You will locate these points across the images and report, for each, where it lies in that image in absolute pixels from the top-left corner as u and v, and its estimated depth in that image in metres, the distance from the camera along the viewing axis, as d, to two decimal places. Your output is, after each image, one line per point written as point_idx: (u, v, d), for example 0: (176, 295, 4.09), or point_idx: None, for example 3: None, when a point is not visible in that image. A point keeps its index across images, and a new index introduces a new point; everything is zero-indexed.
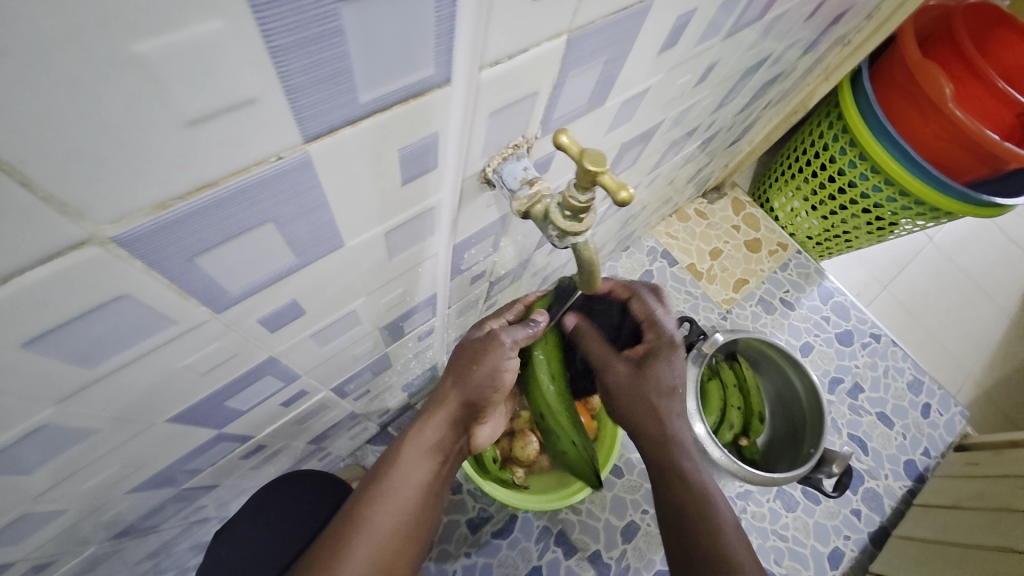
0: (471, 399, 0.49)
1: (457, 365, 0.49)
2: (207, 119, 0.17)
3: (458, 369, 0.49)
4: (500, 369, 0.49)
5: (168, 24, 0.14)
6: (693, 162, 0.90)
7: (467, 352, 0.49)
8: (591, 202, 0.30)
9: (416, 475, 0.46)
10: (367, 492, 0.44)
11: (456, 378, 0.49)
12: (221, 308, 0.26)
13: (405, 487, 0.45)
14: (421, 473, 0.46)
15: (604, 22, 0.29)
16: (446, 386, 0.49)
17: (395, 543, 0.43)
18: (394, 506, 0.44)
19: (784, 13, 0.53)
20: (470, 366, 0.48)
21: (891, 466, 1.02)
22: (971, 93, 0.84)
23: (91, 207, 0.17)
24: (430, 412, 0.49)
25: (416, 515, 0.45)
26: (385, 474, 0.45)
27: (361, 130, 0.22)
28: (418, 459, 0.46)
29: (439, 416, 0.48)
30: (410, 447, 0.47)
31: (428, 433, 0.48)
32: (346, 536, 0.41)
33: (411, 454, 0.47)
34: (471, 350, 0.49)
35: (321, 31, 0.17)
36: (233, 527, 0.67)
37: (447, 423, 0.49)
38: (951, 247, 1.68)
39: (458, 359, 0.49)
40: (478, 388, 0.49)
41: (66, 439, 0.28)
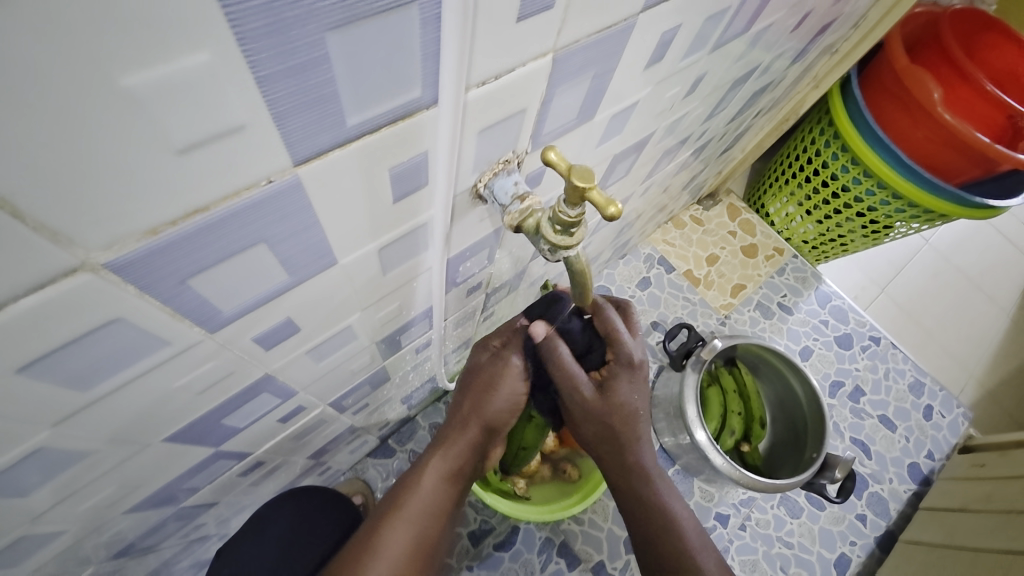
0: (489, 424, 0.50)
1: (470, 391, 0.49)
2: (197, 147, 0.17)
3: (478, 395, 0.49)
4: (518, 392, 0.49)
5: (156, 58, 0.14)
6: (687, 170, 0.91)
7: (481, 378, 0.49)
8: (581, 217, 0.31)
9: (434, 498, 0.46)
10: (385, 517, 0.44)
11: (472, 402, 0.49)
12: (215, 328, 0.27)
13: (422, 511, 0.45)
14: (441, 495, 0.47)
15: (589, 40, 0.29)
16: (464, 408, 0.49)
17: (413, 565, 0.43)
18: (413, 529, 0.44)
19: (770, 24, 0.54)
20: (488, 394, 0.49)
21: (895, 469, 1.02)
22: (961, 96, 0.85)
23: (82, 234, 0.17)
24: (448, 435, 0.49)
25: (434, 534, 0.45)
26: (405, 497, 0.45)
27: (350, 153, 0.22)
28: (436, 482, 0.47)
29: (457, 439, 0.48)
30: (430, 471, 0.47)
31: (447, 457, 0.48)
32: (365, 561, 0.41)
33: (432, 477, 0.47)
34: (485, 375, 0.49)
35: (308, 60, 0.17)
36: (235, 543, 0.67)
37: (466, 445, 0.49)
38: (947, 248, 1.69)
39: (476, 386, 0.49)
40: (498, 413, 0.49)
41: (62, 462, 0.28)
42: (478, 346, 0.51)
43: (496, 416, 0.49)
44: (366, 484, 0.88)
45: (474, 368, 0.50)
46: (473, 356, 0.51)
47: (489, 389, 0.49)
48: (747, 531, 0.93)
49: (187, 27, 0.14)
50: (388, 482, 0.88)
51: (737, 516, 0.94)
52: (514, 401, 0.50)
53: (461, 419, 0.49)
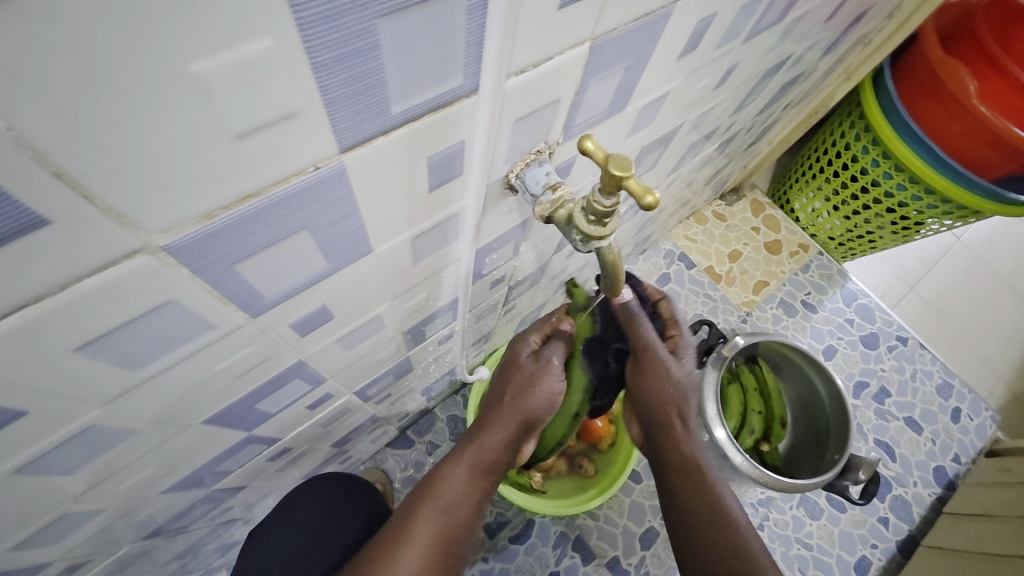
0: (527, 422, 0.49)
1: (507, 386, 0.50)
2: (253, 132, 0.17)
3: (516, 392, 0.49)
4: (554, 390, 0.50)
5: (221, 44, 0.14)
6: (711, 165, 0.90)
7: (523, 372, 0.50)
8: (615, 206, 0.30)
9: (467, 490, 0.46)
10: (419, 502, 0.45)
11: (509, 397, 0.49)
12: (257, 313, 0.27)
13: (455, 500, 0.45)
14: (473, 489, 0.47)
15: (625, 29, 0.29)
16: (503, 404, 0.49)
17: (438, 553, 0.43)
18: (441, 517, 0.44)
19: (804, 14, 0.53)
20: (526, 390, 0.49)
21: (919, 473, 1.00)
22: (994, 88, 0.82)
23: (144, 217, 0.17)
24: (485, 428, 0.49)
25: (462, 526, 0.45)
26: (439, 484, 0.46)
27: (393, 140, 0.22)
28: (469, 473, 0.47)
29: (490, 433, 0.48)
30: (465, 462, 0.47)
31: (483, 449, 0.48)
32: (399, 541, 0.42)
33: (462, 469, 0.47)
34: (525, 371, 0.50)
35: (360, 46, 0.17)
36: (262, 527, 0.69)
37: (503, 441, 0.48)
38: (980, 246, 1.64)
39: (513, 383, 0.50)
40: (536, 412, 0.49)
41: (108, 441, 0.29)
42: (519, 341, 0.53)
43: (531, 413, 0.49)
44: (385, 473, 0.89)
45: (514, 363, 0.52)
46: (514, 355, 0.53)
47: (529, 387, 0.49)
48: (765, 532, 0.92)
49: (251, 14, 0.14)
50: (407, 473, 0.90)
51: (755, 516, 0.93)
52: (552, 400, 0.49)
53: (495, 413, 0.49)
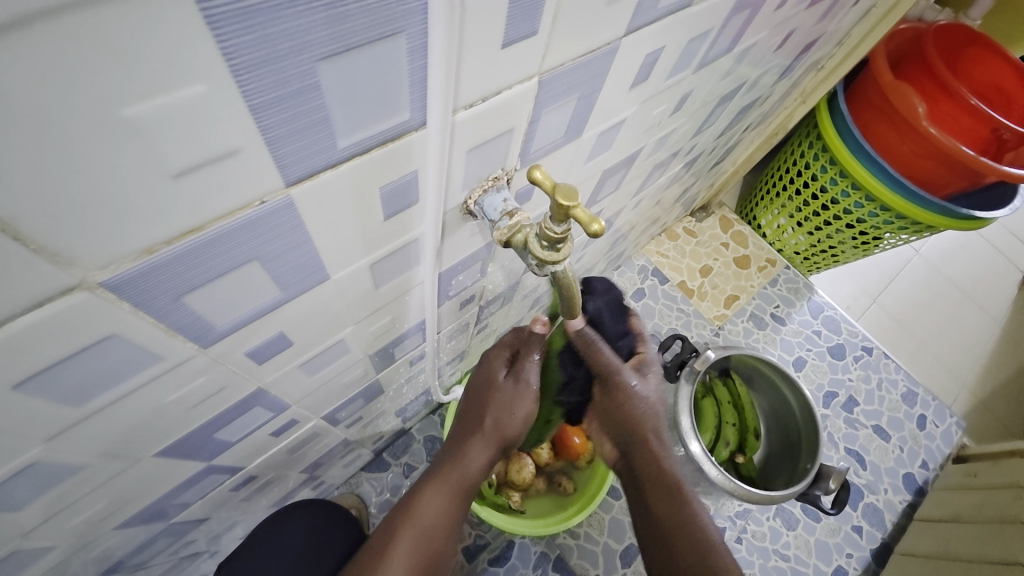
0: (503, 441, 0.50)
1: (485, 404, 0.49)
2: (192, 171, 0.18)
3: (498, 413, 0.49)
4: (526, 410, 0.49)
5: (155, 91, 0.15)
6: (678, 184, 0.93)
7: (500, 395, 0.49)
8: (567, 232, 0.32)
9: (443, 512, 0.47)
10: (396, 522, 0.46)
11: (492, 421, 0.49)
12: (208, 343, 0.27)
13: (432, 521, 0.46)
14: (450, 510, 0.47)
15: (574, 63, 0.30)
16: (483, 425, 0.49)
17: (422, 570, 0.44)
18: (421, 541, 0.45)
19: (754, 43, 0.56)
20: (507, 411, 0.49)
21: (890, 480, 1.02)
22: (945, 110, 0.88)
23: (81, 255, 0.18)
24: (463, 449, 0.49)
25: (443, 540, 0.47)
26: (416, 504, 0.46)
27: (341, 173, 0.23)
28: (446, 494, 0.47)
29: (472, 454, 0.49)
30: (442, 484, 0.48)
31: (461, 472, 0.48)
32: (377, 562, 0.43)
33: (444, 490, 0.48)
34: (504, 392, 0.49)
35: (299, 88, 0.18)
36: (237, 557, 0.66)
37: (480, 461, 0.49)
38: (937, 258, 1.72)
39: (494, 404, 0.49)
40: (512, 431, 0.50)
41: (54, 477, 0.28)
42: (492, 355, 0.51)
43: (511, 432, 0.50)
44: (359, 498, 0.87)
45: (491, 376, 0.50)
46: (482, 368, 0.52)
47: (510, 408, 0.49)
48: (743, 544, 0.93)
49: (185, 62, 0.15)
50: (383, 497, 0.88)
51: (734, 528, 0.94)
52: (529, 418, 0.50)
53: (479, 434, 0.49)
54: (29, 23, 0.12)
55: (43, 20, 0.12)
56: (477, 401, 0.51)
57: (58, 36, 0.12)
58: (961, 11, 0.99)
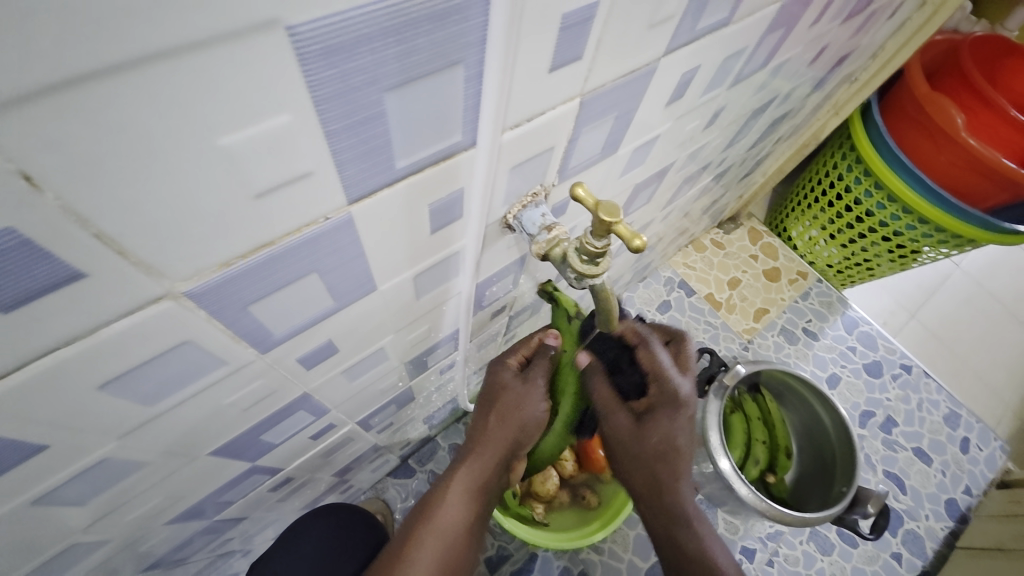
0: (513, 442, 0.49)
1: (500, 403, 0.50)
2: (270, 191, 0.19)
3: (502, 414, 0.49)
4: (523, 406, 0.49)
5: (247, 120, 0.16)
6: (707, 196, 0.92)
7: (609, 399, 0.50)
8: (607, 247, 0.32)
9: (459, 518, 0.46)
10: (415, 529, 0.45)
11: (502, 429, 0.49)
12: (265, 349, 0.29)
13: (449, 526, 0.45)
14: (463, 514, 0.47)
15: (613, 84, 0.31)
16: (489, 425, 0.49)
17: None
18: (442, 544, 0.45)
19: (787, 59, 0.56)
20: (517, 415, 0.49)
21: (931, 506, 0.98)
22: (983, 121, 0.85)
23: (170, 267, 0.19)
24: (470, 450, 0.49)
25: (459, 554, 0.46)
26: (434, 511, 0.46)
27: (397, 191, 0.24)
28: (459, 499, 0.47)
29: (485, 456, 0.49)
30: (454, 487, 0.47)
31: (472, 472, 0.48)
32: (409, 546, 0.44)
33: (460, 485, 0.47)
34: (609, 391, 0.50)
35: (368, 115, 0.19)
36: (265, 558, 0.68)
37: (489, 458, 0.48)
38: (979, 273, 1.65)
39: (499, 404, 0.50)
40: (519, 427, 0.49)
41: (119, 472, 0.30)
42: (499, 363, 0.52)
43: (514, 428, 0.49)
44: (386, 504, 0.88)
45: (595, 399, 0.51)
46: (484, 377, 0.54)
47: (516, 409, 0.49)
48: (774, 567, 0.90)
49: (274, 95, 0.16)
50: (408, 504, 0.89)
51: (764, 550, 0.91)
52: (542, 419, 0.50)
53: (484, 436, 0.49)
54: (151, 61, 0.13)
55: (162, 60, 0.13)
56: (483, 407, 0.51)
57: (172, 73, 0.14)
58: (998, 22, 0.97)
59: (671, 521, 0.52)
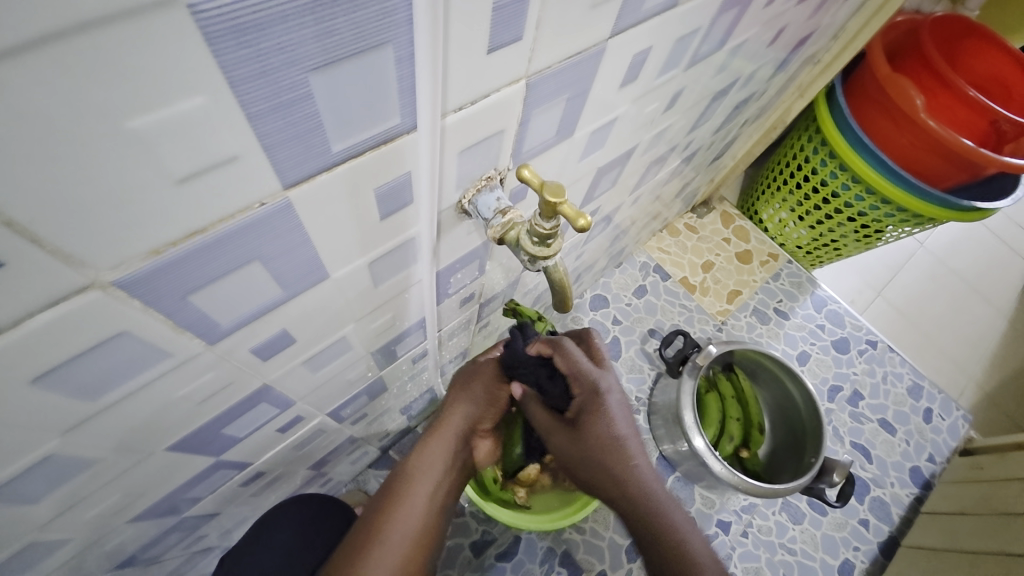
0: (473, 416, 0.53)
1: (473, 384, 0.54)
2: (194, 176, 0.19)
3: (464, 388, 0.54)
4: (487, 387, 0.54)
5: (158, 103, 0.16)
6: (677, 179, 0.93)
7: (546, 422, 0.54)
8: (556, 228, 0.33)
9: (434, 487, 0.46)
10: (387, 500, 0.43)
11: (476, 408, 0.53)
12: (214, 340, 0.28)
13: (425, 495, 0.45)
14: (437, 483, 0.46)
15: (560, 66, 0.32)
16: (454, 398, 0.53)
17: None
18: (418, 512, 0.43)
19: (744, 40, 0.57)
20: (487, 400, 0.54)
21: (896, 474, 1.02)
22: (943, 102, 0.88)
23: (94, 256, 0.19)
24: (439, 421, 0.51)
25: (432, 524, 0.44)
26: (407, 481, 0.45)
27: (336, 176, 0.24)
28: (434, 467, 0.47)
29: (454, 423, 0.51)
30: (428, 455, 0.47)
31: (444, 441, 0.49)
32: (384, 516, 0.42)
33: (433, 454, 0.48)
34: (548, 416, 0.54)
35: (293, 97, 0.19)
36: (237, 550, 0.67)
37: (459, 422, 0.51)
38: (942, 251, 1.71)
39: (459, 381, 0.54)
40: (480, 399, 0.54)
41: (70, 469, 0.30)
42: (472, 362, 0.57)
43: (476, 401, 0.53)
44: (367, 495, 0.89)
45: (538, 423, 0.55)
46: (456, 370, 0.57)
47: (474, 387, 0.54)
48: (748, 538, 0.93)
49: (185, 76, 0.16)
50: None
51: (739, 523, 0.94)
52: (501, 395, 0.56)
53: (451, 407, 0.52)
54: (42, 43, 0.13)
55: (56, 42, 0.13)
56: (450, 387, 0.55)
57: (69, 54, 0.14)
58: (953, 4, 0.99)
59: (647, 523, 0.49)
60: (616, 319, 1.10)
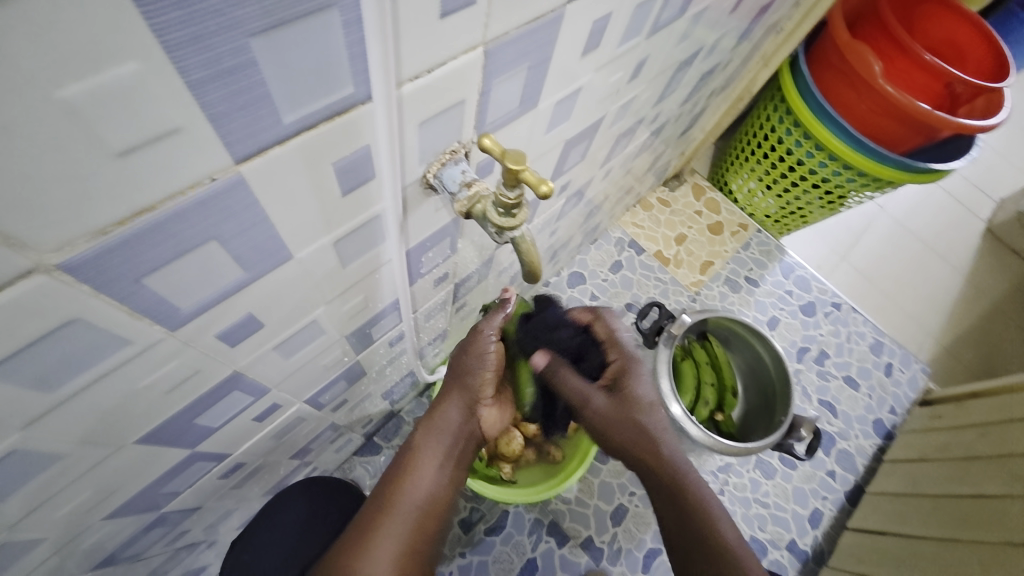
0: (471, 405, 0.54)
1: (464, 370, 0.53)
2: (135, 150, 0.18)
3: (460, 378, 0.53)
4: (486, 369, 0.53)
5: (88, 70, 0.15)
6: (648, 152, 0.94)
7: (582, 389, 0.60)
8: (521, 197, 0.33)
9: (430, 487, 0.49)
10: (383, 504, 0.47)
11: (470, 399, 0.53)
12: (176, 326, 0.28)
13: (418, 497, 0.48)
14: (433, 483, 0.49)
15: (518, 32, 0.31)
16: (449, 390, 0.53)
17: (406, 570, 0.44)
18: (413, 512, 0.47)
19: (705, 7, 0.57)
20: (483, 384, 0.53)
21: (860, 426, 1.08)
22: (900, 68, 0.90)
23: (35, 238, 0.18)
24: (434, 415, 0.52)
25: (430, 522, 0.48)
26: (403, 483, 0.48)
27: (289, 149, 0.24)
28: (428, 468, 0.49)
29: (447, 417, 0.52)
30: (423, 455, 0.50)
31: (438, 437, 0.51)
32: (380, 520, 0.45)
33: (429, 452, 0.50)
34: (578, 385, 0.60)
35: (235, 64, 0.18)
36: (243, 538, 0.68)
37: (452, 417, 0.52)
38: (902, 214, 1.77)
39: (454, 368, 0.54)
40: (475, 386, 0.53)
41: (35, 466, 0.29)
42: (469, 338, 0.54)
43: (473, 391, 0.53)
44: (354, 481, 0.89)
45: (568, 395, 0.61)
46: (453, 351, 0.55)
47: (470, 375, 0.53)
48: (725, 497, 0.97)
49: (114, 41, 0.15)
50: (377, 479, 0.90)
51: (716, 482, 0.98)
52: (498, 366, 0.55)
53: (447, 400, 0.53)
54: None
55: None
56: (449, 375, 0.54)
57: None
58: None
59: (675, 492, 0.57)
60: (593, 295, 1.11)
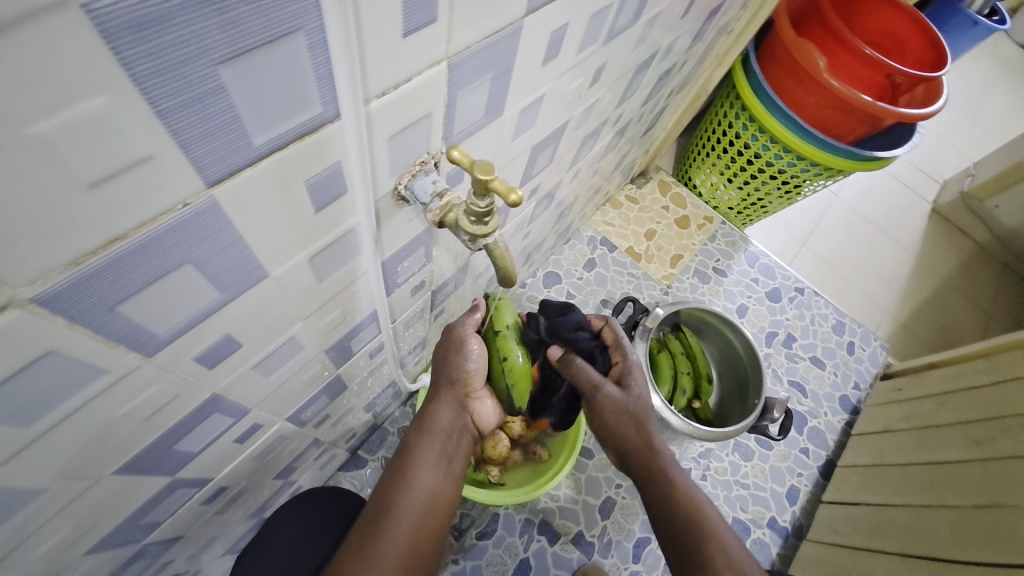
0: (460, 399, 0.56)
1: (448, 366, 0.55)
2: (107, 180, 0.18)
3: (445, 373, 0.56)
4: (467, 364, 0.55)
5: (58, 105, 0.16)
6: (613, 152, 0.97)
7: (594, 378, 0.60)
8: (491, 205, 0.34)
9: (432, 483, 0.50)
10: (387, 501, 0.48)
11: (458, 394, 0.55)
12: (152, 352, 0.27)
13: (422, 492, 0.49)
14: (434, 479, 0.50)
15: (480, 45, 0.32)
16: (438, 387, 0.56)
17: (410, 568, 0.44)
18: (416, 506, 0.48)
19: (658, 13, 0.60)
20: (468, 378, 0.55)
21: (828, 404, 1.13)
22: (843, 61, 0.95)
23: (8, 273, 0.18)
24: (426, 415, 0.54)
25: (436, 518, 0.49)
26: (405, 479, 0.49)
27: (261, 170, 0.24)
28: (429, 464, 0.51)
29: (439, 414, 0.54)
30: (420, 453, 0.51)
31: (433, 435, 0.53)
32: (385, 517, 0.46)
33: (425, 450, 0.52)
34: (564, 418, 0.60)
35: (205, 91, 0.19)
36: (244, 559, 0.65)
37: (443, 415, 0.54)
38: (854, 199, 1.87)
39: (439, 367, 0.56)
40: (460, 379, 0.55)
41: (10, 505, 0.28)
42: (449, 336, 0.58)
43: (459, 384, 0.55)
44: None
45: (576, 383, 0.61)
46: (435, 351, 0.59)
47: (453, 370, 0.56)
48: (708, 481, 1.00)
49: (84, 75, 0.15)
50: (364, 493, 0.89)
51: (698, 468, 1.01)
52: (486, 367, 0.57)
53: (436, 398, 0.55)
54: None
55: None
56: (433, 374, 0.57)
57: None
58: None
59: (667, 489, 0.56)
60: (569, 294, 1.13)
